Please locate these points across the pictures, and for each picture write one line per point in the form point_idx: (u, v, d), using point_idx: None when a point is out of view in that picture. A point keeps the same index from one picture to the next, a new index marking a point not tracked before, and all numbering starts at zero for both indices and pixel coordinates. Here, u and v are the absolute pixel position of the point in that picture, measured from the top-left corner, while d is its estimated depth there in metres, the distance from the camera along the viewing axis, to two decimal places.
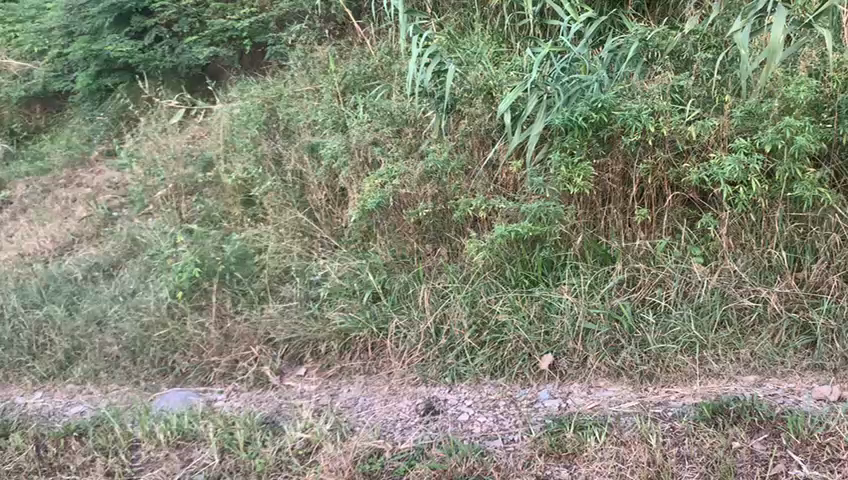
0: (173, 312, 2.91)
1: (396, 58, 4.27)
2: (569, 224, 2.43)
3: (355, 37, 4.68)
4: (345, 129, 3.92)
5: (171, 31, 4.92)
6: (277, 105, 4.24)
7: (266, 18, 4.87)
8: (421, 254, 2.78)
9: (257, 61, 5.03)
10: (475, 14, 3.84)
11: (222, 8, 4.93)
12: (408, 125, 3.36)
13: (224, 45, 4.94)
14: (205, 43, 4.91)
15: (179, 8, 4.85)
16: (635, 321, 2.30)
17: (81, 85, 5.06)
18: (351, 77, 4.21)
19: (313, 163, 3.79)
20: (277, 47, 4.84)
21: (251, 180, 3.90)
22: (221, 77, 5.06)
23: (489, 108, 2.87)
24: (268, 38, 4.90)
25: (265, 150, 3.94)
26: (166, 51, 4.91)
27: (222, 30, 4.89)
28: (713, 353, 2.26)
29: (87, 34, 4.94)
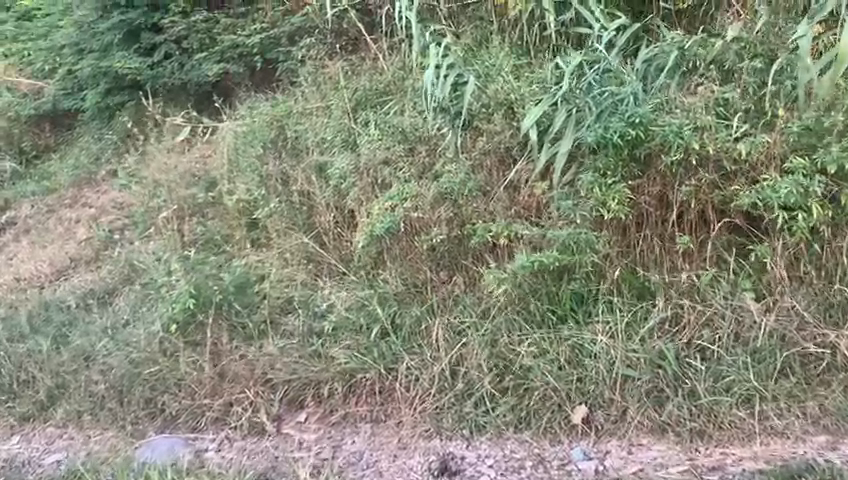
0: (165, 347, 2.69)
1: (409, 73, 4.07)
2: (601, 253, 2.15)
3: (367, 52, 4.46)
4: (355, 147, 3.72)
5: (180, 48, 4.78)
6: (284, 123, 4.03)
7: (276, 34, 4.69)
8: (434, 283, 2.51)
9: (268, 79, 4.75)
10: (492, 26, 3.60)
11: (232, 24, 4.79)
12: (420, 142, 3.16)
13: (232, 61, 4.71)
14: (215, 59, 4.72)
15: (188, 23, 4.73)
16: (681, 368, 2.02)
17: (91, 103, 4.93)
18: (362, 94, 4.00)
19: (321, 184, 3.57)
20: (288, 63, 4.62)
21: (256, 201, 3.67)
22: (230, 96, 4.78)
23: (510, 124, 2.66)
24: (277, 53, 4.68)
25: (270, 169, 3.75)
26: (176, 68, 4.76)
27: (233, 45, 4.71)
28: (775, 407, 1.97)
29: (97, 51, 4.90)
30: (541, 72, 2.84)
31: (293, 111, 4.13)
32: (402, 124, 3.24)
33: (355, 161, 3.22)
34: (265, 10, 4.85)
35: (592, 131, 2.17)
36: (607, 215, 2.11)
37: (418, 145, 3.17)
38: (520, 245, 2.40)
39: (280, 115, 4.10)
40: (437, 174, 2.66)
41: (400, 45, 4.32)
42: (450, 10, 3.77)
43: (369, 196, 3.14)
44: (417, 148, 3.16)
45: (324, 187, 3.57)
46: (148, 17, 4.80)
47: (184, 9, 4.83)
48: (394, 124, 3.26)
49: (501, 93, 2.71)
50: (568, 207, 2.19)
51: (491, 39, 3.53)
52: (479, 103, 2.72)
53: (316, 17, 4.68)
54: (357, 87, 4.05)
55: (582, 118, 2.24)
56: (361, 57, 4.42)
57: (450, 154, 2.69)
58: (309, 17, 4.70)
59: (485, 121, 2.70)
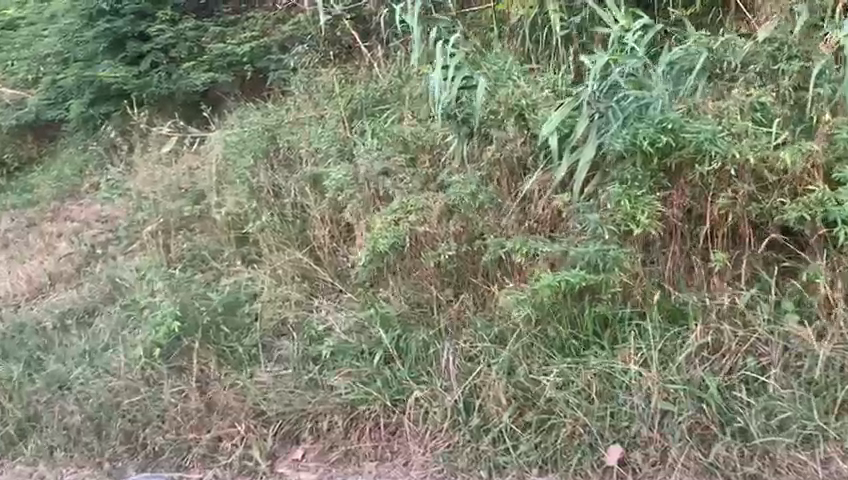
0: (148, 374, 2.48)
1: (407, 80, 3.87)
2: (630, 272, 1.96)
3: (361, 60, 4.27)
4: (352, 158, 3.54)
5: (168, 57, 4.57)
6: (276, 132, 3.83)
7: (268, 43, 4.51)
8: (441, 304, 2.30)
9: (259, 89, 4.56)
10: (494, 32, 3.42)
11: (222, 32, 4.62)
12: (423, 153, 3.00)
13: (222, 70, 4.50)
14: (204, 69, 4.50)
15: (177, 32, 4.56)
16: (727, 403, 1.83)
17: (75, 113, 4.69)
18: (358, 102, 3.81)
19: (317, 197, 3.39)
20: (280, 72, 4.41)
21: (247, 215, 3.46)
22: (220, 105, 4.57)
23: (522, 131, 2.47)
24: (268, 61, 4.49)
25: (262, 180, 3.53)
26: (163, 78, 4.52)
27: (223, 54, 4.51)
28: (840, 448, 1.76)
29: (82, 60, 4.69)
30: (552, 79, 2.66)
31: (286, 120, 3.93)
32: (405, 133, 3.06)
33: (356, 171, 3.01)
34: (255, 18, 4.67)
35: (619, 137, 1.98)
36: (635, 231, 1.90)
37: (421, 155, 3.00)
38: (537, 262, 2.20)
39: (272, 124, 3.90)
40: (441, 184, 2.50)
41: (397, 53, 4.15)
42: (451, 14, 3.57)
43: (378, 207, 2.96)
44: (419, 159, 2.99)
45: (321, 200, 3.38)
46: (135, 24, 4.57)
47: (172, 16, 4.60)
48: (397, 132, 3.08)
49: (513, 98, 2.50)
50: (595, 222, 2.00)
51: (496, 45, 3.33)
52: (490, 109, 2.52)
53: (309, 25, 4.51)
54: (354, 95, 3.86)
55: (607, 125, 2.06)
56: (355, 66, 4.22)
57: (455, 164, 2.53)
58: (301, 25, 4.52)
59: (497, 128, 2.51)
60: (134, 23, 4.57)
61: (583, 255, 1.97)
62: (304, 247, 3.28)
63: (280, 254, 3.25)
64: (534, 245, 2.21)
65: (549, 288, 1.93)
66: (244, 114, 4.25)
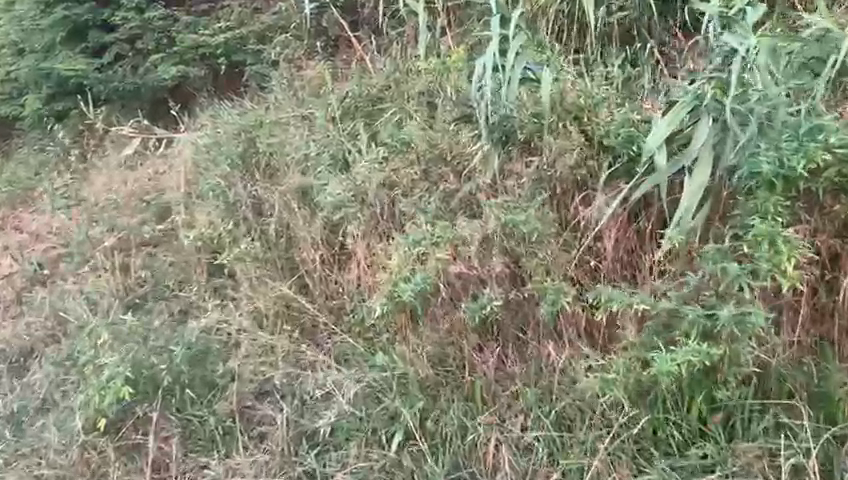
0: (88, 459, 1.92)
1: (408, 74, 3.26)
2: (763, 347, 1.53)
3: (351, 53, 3.69)
4: (347, 167, 2.97)
5: (133, 48, 3.88)
6: (255, 134, 3.22)
7: (244, 33, 3.86)
8: (472, 365, 1.80)
9: (236, 84, 3.95)
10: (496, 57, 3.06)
11: (194, 22, 3.90)
12: (436, 163, 2.46)
13: (194, 65, 3.88)
14: (173, 62, 3.87)
15: (144, 21, 3.82)
16: None
17: (29, 111, 4.04)
18: (351, 101, 3.21)
19: (304, 213, 2.79)
20: (258, 67, 3.80)
21: (219, 234, 2.85)
22: (192, 105, 3.96)
23: (587, 137, 1.90)
24: (244, 55, 3.85)
25: (239, 195, 2.95)
26: (128, 72, 3.88)
27: (195, 46, 3.85)
28: None
29: (38, 51, 4.00)
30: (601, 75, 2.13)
31: (265, 120, 3.33)
32: (417, 142, 2.53)
33: (352, 180, 2.53)
34: (230, 7, 3.96)
35: (759, 156, 1.50)
36: (781, 284, 1.42)
37: (435, 167, 2.45)
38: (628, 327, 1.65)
39: (251, 125, 3.30)
40: (452, 201, 2.14)
41: (393, 43, 3.54)
42: None
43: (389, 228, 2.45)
44: (431, 169, 2.45)
45: (311, 218, 2.78)
46: (97, 11, 3.87)
47: (139, 4, 3.86)
48: (408, 144, 2.55)
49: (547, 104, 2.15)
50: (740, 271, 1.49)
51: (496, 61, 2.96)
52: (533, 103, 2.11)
53: (293, 13, 3.87)
54: (349, 92, 3.25)
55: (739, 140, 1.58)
56: (344, 60, 3.65)
57: (492, 187, 2.10)
58: (283, 13, 3.89)
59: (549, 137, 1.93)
60: (96, 10, 3.86)
61: (710, 318, 1.49)
62: (292, 273, 2.69)
63: (264, 286, 2.62)
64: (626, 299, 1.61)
65: (668, 378, 1.47)
66: (216, 114, 3.64)
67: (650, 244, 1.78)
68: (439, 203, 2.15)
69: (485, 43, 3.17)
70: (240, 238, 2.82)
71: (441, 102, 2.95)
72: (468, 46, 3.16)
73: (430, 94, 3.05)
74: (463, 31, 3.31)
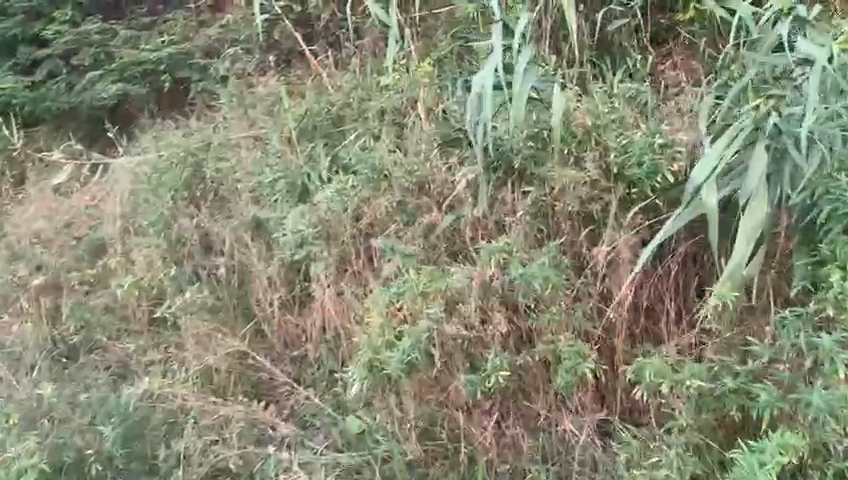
0: None
1: (371, 89, 2.94)
2: None
3: (307, 68, 3.34)
4: (306, 195, 2.64)
5: (68, 65, 3.52)
6: (201, 158, 2.88)
7: (189, 48, 3.50)
8: (472, 442, 1.56)
9: (181, 102, 3.59)
10: (470, 71, 2.75)
11: (135, 36, 3.54)
12: (411, 192, 2.16)
13: (136, 82, 3.49)
14: (112, 80, 3.47)
15: (79, 35, 3.49)
16: None
17: None
18: (310, 120, 2.88)
19: (262, 252, 2.44)
20: (205, 83, 3.44)
21: (161, 279, 2.48)
22: (133, 126, 3.56)
23: (600, 163, 1.60)
24: (190, 69, 3.49)
25: (188, 234, 2.57)
26: (63, 90, 3.49)
27: (137, 62, 3.46)
28: None
29: None
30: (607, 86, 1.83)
31: (215, 142, 2.96)
32: (392, 170, 2.21)
33: (314, 211, 2.22)
34: (174, 19, 3.62)
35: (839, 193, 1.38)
36: None
37: (410, 196, 2.16)
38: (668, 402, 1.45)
39: (197, 148, 2.93)
40: (431, 241, 1.89)
41: (352, 57, 3.22)
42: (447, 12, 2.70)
43: (356, 271, 2.20)
44: (406, 202, 2.15)
45: (269, 255, 2.43)
46: (25, 25, 3.51)
47: (73, 17, 3.55)
48: (386, 175, 2.22)
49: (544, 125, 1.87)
50: (835, 342, 1.34)
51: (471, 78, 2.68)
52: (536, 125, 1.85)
53: (244, 25, 3.50)
54: (308, 108, 2.90)
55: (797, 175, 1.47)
56: (299, 74, 3.28)
57: (475, 221, 1.88)
58: (230, 25, 3.53)
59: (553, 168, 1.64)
60: (24, 24, 3.51)
61: (785, 400, 1.35)
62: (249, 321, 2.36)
63: (213, 339, 2.27)
64: (680, 377, 1.41)
65: None
66: (159, 136, 3.26)
67: (671, 293, 1.59)
68: (418, 244, 1.88)
69: (457, 55, 2.86)
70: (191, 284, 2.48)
71: (411, 124, 2.64)
72: (435, 57, 2.85)
73: (402, 114, 2.72)
74: (432, 41, 3.00)
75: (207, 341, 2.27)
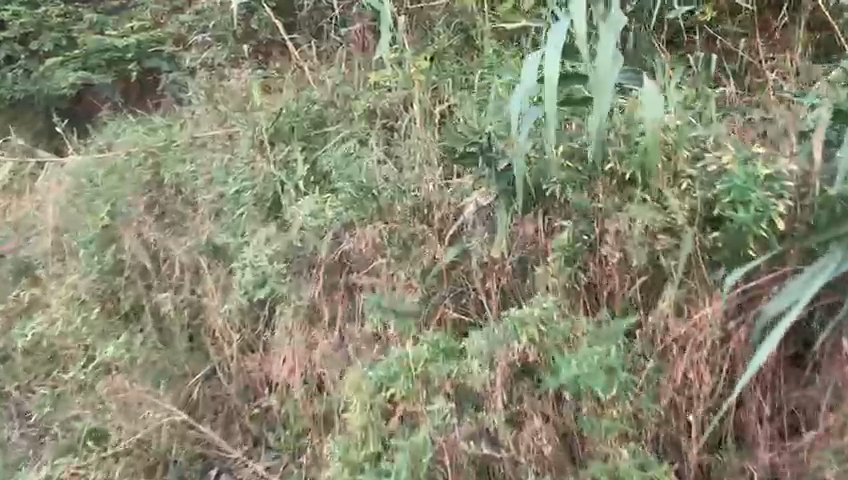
0: None
1: (361, 87, 2.47)
2: None
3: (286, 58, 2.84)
4: (278, 215, 2.18)
5: (26, 49, 3.06)
6: (161, 160, 2.47)
7: (162, 37, 3.00)
8: None
9: (152, 93, 3.15)
10: (472, 68, 2.28)
11: (101, 22, 3.07)
12: (408, 218, 1.71)
13: (101, 72, 3.05)
14: (74, 68, 3.04)
15: (38, 17, 3.03)
16: None
17: None
18: (283, 119, 2.36)
19: (223, 283, 2.02)
20: (174, 73, 2.98)
21: (85, 323, 2.06)
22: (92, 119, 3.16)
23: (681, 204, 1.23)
24: (160, 60, 3.03)
25: (133, 259, 2.15)
26: (20, 77, 3.08)
27: (102, 49, 3.01)
28: None
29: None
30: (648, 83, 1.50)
31: (177, 142, 2.51)
32: (381, 190, 1.78)
33: (284, 241, 1.84)
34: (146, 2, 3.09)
35: None
36: None
37: (407, 224, 1.71)
38: None
39: (158, 149, 2.50)
40: (433, 287, 1.62)
41: (341, 47, 2.72)
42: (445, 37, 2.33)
43: (333, 314, 1.77)
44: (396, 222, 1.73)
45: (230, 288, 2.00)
46: None
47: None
48: (374, 196, 1.77)
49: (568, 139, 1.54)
50: None
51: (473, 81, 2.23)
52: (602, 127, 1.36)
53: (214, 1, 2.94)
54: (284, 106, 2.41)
55: None
56: (277, 65, 2.79)
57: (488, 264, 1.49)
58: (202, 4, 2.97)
59: (609, 210, 1.30)
60: None
61: None
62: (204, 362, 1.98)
63: (137, 411, 1.84)
64: None
65: None
66: (115, 135, 2.80)
67: (765, 366, 1.28)
68: (422, 291, 1.62)
69: (460, 52, 2.39)
70: (142, 321, 2.08)
71: (403, 131, 2.19)
72: (433, 51, 2.34)
73: (391, 114, 2.28)
74: (431, 30, 2.50)
75: (135, 412, 1.84)
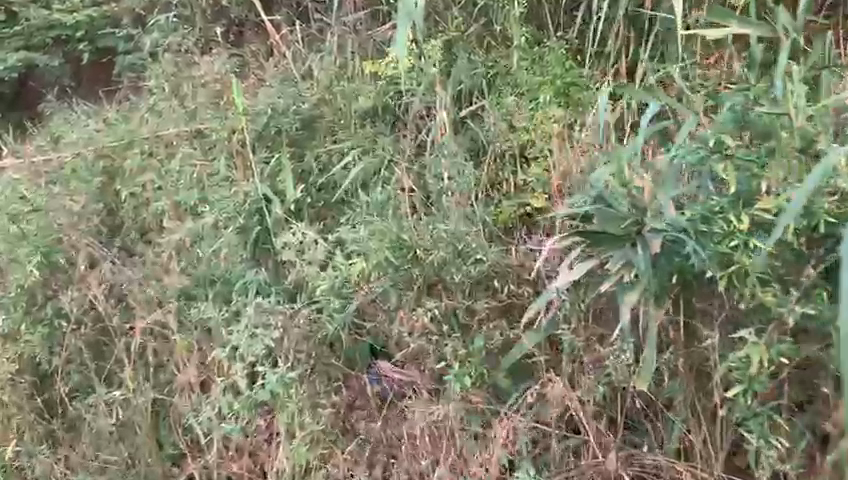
0: None
1: (366, 84, 1.92)
2: None
3: (262, 36, 2.20)
4: (264, 258, 1.71)
5: None
6: (109, 176, 1.89)
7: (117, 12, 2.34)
8: None
9: (105, 78, 2.40)
10: (495, 59, 1.86)
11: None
12: (466, 293, 1.28)
13: (45, 51, 2.40)
14: (15, 46, 2.39)
15: None
16: None
17: None
18: (274, 122, 1.88)
19: (195, 344, 1.63)
20: (131, 55, 2.28)
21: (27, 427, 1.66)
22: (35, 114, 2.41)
23: None
24: (116, 40, 2.35)
25: (86, 319, 1.70)
26: None
27: (46, 26, 2.35)
28: None
29: None
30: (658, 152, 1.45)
31: (135, 145, 1.91)
32: (425, 246, 1.32)
33: (291, 322, 1.35)
34: None
35: None
36: None
37: (459, 295, 1.29)
38: None
39: (113, 152, 1.91)
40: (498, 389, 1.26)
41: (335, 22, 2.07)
42: (487, 62, 1.86)
43: (365, 412, 1.37)
44: (435, 291, 1.31)
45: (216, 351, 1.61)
46: None
47: None
48: (416, 257, 1.32)
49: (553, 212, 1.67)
50: None
51: (506, 88, 1.80)
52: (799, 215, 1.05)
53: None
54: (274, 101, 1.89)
55: None
56: (254, 49, 2.13)
57: (578, 362, 1.21)
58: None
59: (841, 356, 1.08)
60: None
61: None
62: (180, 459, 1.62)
63: None
64: None
65: None
66: (64, 133, 2.07)
67: None
68: (484, 400, 1.24)
69: (476, 45, 1.90)
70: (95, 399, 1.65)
71: (428, 150, 1.80)
72: (451, 39, 1.87)
73: (416, 126, 1.86)
74: (444, 13, 1.95)
75: None
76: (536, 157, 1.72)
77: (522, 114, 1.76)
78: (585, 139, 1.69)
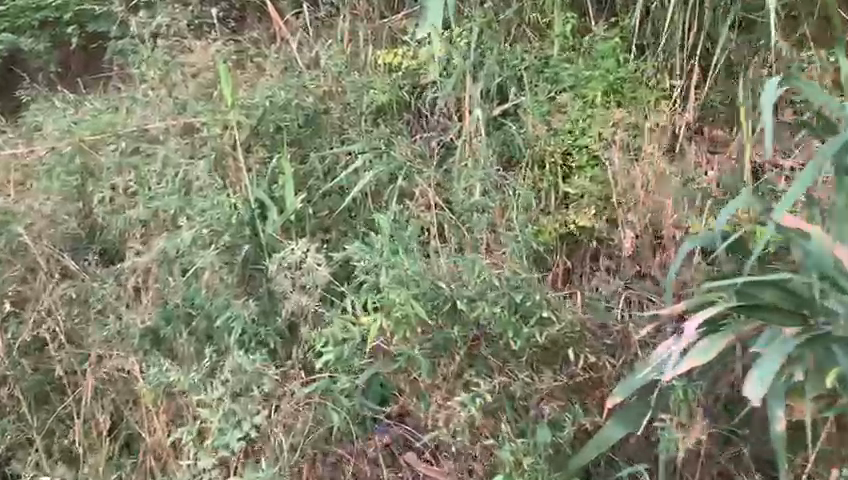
0: None
1: (388, 77, 1.56)
2: None
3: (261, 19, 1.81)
4: (255, 285, 1.35)
5: None
6: (72, 176, 1.51)
7: None
8: None
9: (98, 69, 1.89)
10: (530, 50, 1.52)
11: None
12: (522, 363, 1.08)
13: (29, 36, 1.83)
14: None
15: None
16: None
17: None
18: (271, 115, 1.49)
19: (166, 397, 1.28)
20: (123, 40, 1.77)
21: None
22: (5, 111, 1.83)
23: None
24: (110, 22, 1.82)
25: (25, 363, 1.33)
26: None
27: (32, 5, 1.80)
28: None
29: None
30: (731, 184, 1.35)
31: (114, 140, 1.54)
32: (466, 295, 1.08)
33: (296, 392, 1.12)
34: None
35: None
36: None
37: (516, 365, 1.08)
38: None
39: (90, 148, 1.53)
40: None
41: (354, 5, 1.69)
42: (533, 51, 1.51)
43: None
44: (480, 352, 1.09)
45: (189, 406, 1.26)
46: None
47: None
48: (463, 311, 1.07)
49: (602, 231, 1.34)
50: None
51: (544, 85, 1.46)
52: None
53: None
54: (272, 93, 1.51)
55: None
56: (254, 36, 1.75)
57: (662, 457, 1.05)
58: None
59: None
60: None
61: None
62: None
63: None
64: None
65: None
66: (40, 124, 1.67)
67: None
68: None
69: (504, 35, 1.54)
70: (36, 463, 1.31)
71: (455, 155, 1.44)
72: (489, 19, 1.52)
73: (441, 126, 1.52)
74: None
75: None
76: (581, 165, 1.39)
77: (569, 112, 1.42)
78: (647, 143, 1.39)
